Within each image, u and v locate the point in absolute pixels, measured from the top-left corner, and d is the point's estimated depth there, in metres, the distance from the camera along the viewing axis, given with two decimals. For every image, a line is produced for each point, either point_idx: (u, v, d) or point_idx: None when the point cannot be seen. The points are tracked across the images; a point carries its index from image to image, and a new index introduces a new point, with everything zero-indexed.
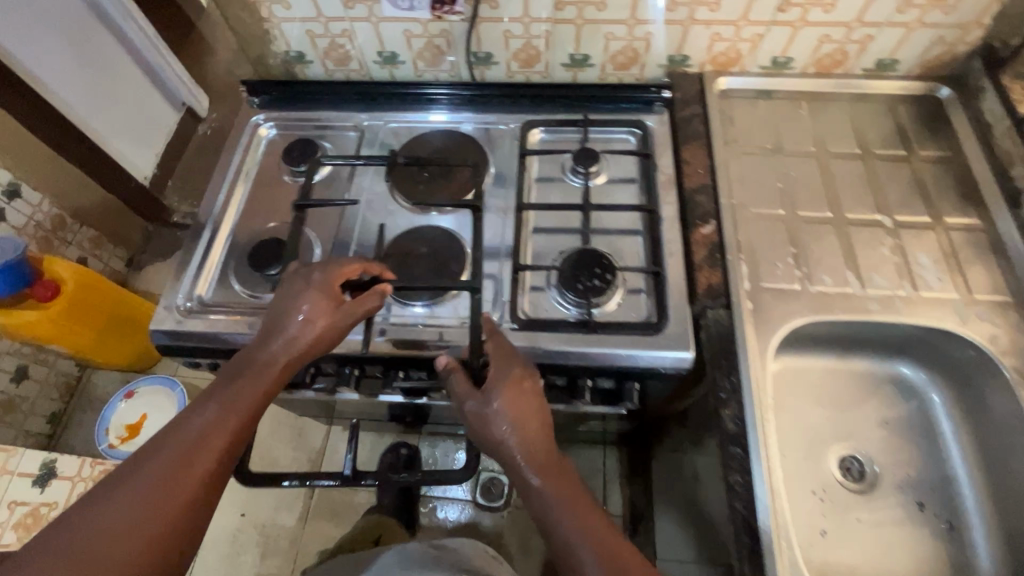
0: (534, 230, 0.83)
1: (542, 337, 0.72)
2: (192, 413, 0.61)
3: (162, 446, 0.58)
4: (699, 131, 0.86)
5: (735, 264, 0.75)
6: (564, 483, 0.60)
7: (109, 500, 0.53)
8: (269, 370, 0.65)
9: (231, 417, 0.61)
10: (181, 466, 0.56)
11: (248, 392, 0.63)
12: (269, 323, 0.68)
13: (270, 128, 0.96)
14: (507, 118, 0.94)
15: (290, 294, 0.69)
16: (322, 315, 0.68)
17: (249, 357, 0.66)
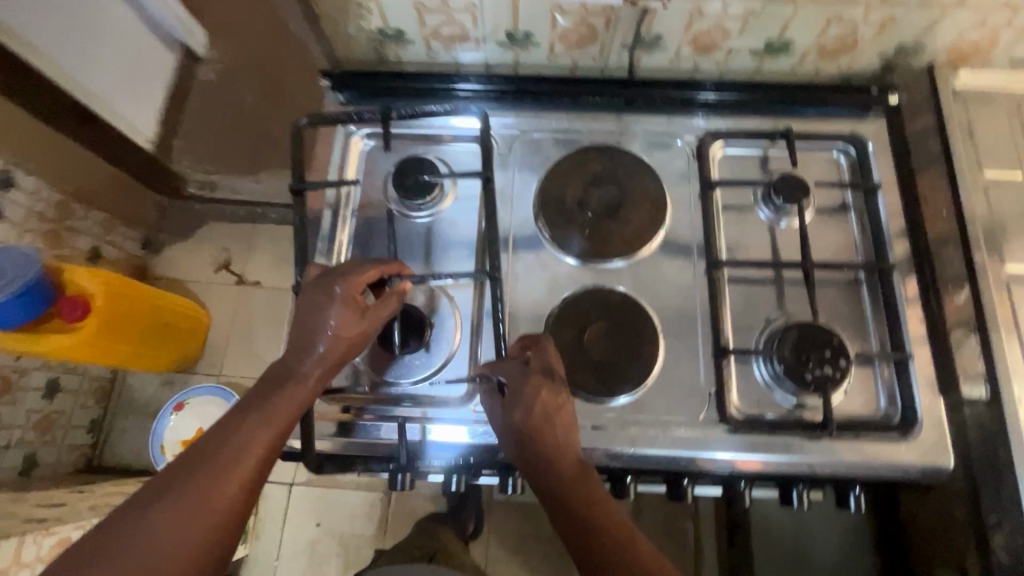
0: (728, 287, 0.66)
1: (765, 443, 0.59)
2: (217, 432, 0.51)
3: (183, 470, 0.47)
4: (934, 153, 0.68)
5: (1002, 345, 0.60)
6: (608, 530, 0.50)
7: (129, 531, 0.44)
8: (303, 386, 0.56)
9: (266, 437, 0.51)
10: (210, 496, 0.46)
11: (282, 410, 0.53)
12: (295, 334, 0.58)
13: (365, 139, 0.75)
14: (674, 125, 0.73)
15: (313, 303, 0.59)
16: (349, 326, 0.58)
17: (280, 369, 0.56)
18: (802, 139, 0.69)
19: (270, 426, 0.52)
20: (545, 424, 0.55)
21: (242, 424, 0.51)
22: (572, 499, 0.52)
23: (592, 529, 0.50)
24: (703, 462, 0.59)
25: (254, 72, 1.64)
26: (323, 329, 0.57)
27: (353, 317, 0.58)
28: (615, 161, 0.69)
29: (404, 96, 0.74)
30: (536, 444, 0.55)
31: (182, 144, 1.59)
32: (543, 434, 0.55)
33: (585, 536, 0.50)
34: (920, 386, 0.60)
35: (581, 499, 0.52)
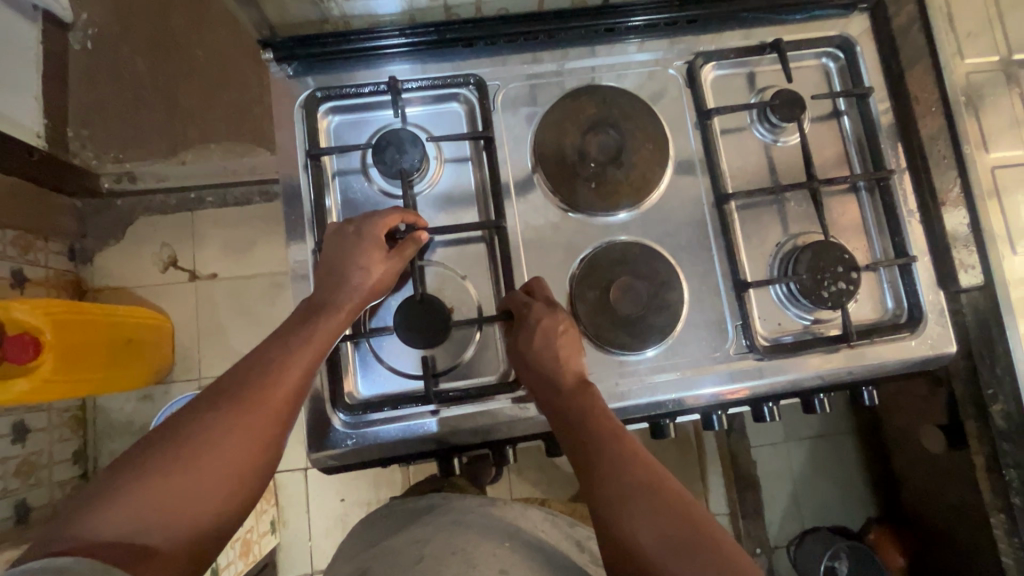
0: (737, 217, 0.66)
1: (791, 364, 0.62)
2: (256, 357, 0.52)
3: (225, 391, 0.48)
4: (920, 46, 0.67)
5: (989, 232, 0.64)
6: (597, 431, 0.52)
7: (184, 436, 0.45)
8: (336, 316, 0.55)
9: (303, 363, 0.52)
10: (251, 415, 0.47)
11: (317, 338, 0.53)
12: (325, 270, 0.57)
13: (328, 115, 0.66)
14: (662, 50, 0.68)
15: (340, 243, 0.58)
16: (378, 265, 0.58)
17: (313, 303, 0.56)
18: (794, 49, 0.66)
19: (307, 352, 0.52)
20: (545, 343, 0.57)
21: (279, 353, 0.52)
22: (566, 406, 0.54)
23: (583, 432, 0.52)
24: (690, 399, 0.62)
25: (142, 33, 1.40)
26: (352, 266, 0.57)
27: (378, 251, 0.58)
28: (609, 102, 0.65)
29: (363, 58, 0.66)
30: (534, 362, 0.57)
31: (81, 134, 1.38)
32: (541, 351, 0.57)
33: (574, 438, 0.52)
34: (923, 285, 0.63)
35: (575, 407, 0.54)
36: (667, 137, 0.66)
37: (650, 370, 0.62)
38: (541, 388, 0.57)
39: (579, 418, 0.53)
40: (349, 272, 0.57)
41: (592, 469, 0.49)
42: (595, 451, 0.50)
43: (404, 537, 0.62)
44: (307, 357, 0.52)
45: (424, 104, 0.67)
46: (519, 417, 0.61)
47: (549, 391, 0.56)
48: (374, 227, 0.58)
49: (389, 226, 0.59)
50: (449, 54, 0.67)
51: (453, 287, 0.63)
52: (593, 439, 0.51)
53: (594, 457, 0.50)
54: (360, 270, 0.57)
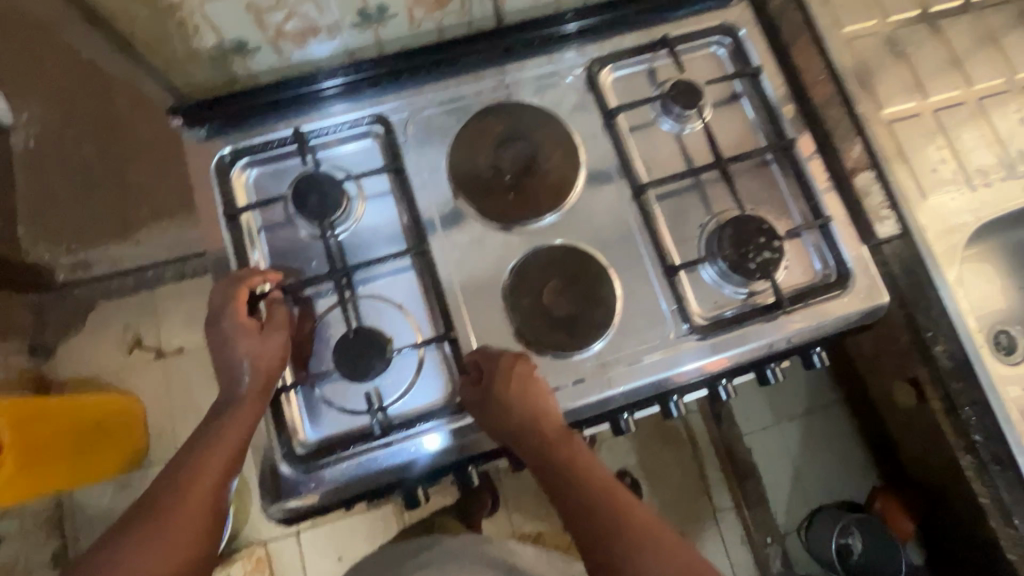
0: (657, 206, 0.68)
1: (733, 338, 0.63)
2: (174, 465, 0.54)
3: (147, 508, 0.51)
4: (800, 22, 0.71)
5: (897, 183, 0.67)
6: (599, 499, 0.52)
7: (111, 553, 0.48)
8: (248, 403, 0.56)
9: (219, 463, 0.54)
10: (170, 526, 0.50)
11: (229, 437, 0.55)
12: (218, 369, 0.58)
13: (246, 169, 0.66)
14: (560, 63, 0.71)
15: (217, 342, 0.59)
16: (261, 349, 0.58)
17: (225, 394, 0.57)
18: (682, 42, 0.70)
19: (221, 450, 0.54)
20: (525, 397, 0.57)
21: (200, 451, 0.54)
22: (560, 472, 0.54)
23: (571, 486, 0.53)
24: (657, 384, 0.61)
25: (83, 125, 1.42)
26: (236, 357, 0.57)
27: (251, 337, 0.58)
28: (515, 117, 0.67)
29: (274, 112, 0.68)
30: (511, 416, 0.56)
31: (30, 230, 1.39)
32: (518, 403, 0.56)
33: (578, 509, 0.52)
34: (845, 242, 0.65)
35: (572, 472, 0.54)
36: (577, 141, 0.68)
37: (603, 366, 0.61)
38: (528, 447, 0.55)
39: (577, 484, 0.53)
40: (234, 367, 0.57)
41: (604, 548, 0.50)
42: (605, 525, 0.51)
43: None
44: (226, 451, 0.54)
45: (340, 145, 0.68)
46: (474, 438, 0.60)
47: (530, 445, 0.55)
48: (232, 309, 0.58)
49: (243, 302, 0.59)
50: (358, 94, 0.69)
51: (389, 318, 0.64)
52: (599, 512, 0.52)
53: (590, 516, 0.52)
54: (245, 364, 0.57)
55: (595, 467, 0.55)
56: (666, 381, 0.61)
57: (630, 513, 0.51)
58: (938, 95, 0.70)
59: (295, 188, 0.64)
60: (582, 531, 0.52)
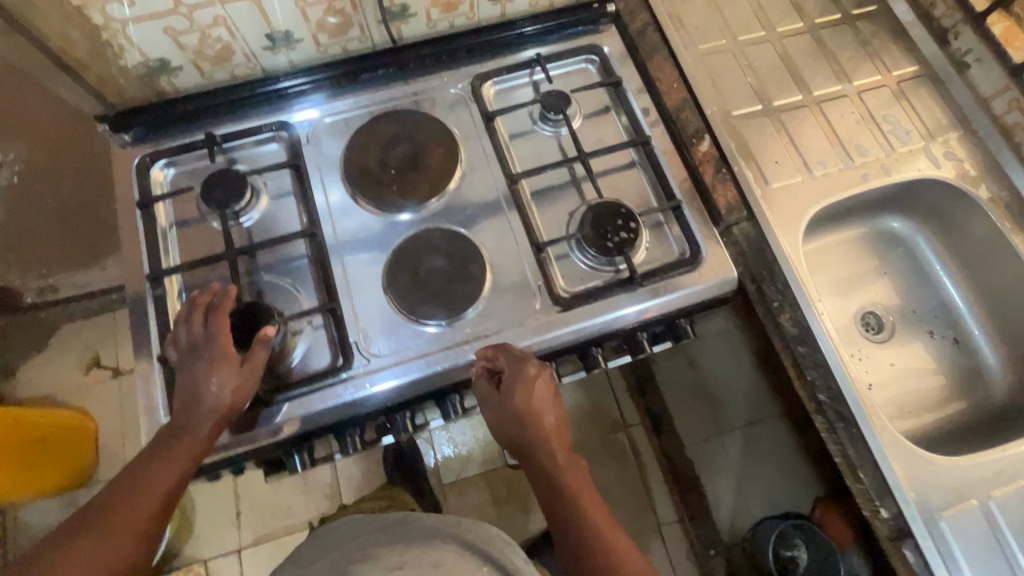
0: (532, 197, 0.76)
1: (594, 309, 0.68)
2: (132, 476, 0.56)
3: (98, 512, 0.54)
4: (657, 41, 0.82)
5: (742, 173, 0.75)
6: (598, 531, 0.57)
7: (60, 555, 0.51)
8: (203, 432, 0.58)
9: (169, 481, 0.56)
10: (119, 538, 0.53)
11: (180, 460, 0.57)
12: (185, 386, 0.59)
13: (164, 168, 0.75)
14: (450, 79, 0.81)
15: (195, 363, 0.59)
16: (229, 381, 0.58)
17: (182, 416, 0.58)
18: (554, 60, 0.80)
19: (171, 470, 0.56)
20: (538, 408, 0.62)
21: (153, 467, 0.56)
22: (557, 483, 0.60)
23: (566, 500, 0.59)
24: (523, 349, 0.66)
25: None
26: (211, 383, 0.58)
27: (232, 369, 0.59)
28: (403, 122, 0.76)
29: (191, 120, 0.77)
30: (525, 422, 0.61)
31: None
32: (534, 411, 0.61)
33: (567, 521, 0.58)
34: (696, 224, 0.72)
35: (574, 501, 0.59)
36: (460, 144, 0.77)
37: (473, 335, 0.67)
38: (535, 452, 0.61)
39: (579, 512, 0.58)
40: (207, 396, 0.58)
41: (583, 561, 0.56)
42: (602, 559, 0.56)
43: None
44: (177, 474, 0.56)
45: (247, 149, 0.77)
46: (348, 405, 0.64)
47: (536, 451, 0.61)
48: (219, 335, 0.60)
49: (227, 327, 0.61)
50: (269, 106, 0.78)
51: (283, 296, 0.70)
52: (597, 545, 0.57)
53: (577, 530, 0.58)
54: (216, 392, 0.58)
55: (596, 504, 0.60)
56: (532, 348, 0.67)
57: (613, 537, 0.57)
58: (780, 101, 0.80)
59: (206, 183, 0.72)
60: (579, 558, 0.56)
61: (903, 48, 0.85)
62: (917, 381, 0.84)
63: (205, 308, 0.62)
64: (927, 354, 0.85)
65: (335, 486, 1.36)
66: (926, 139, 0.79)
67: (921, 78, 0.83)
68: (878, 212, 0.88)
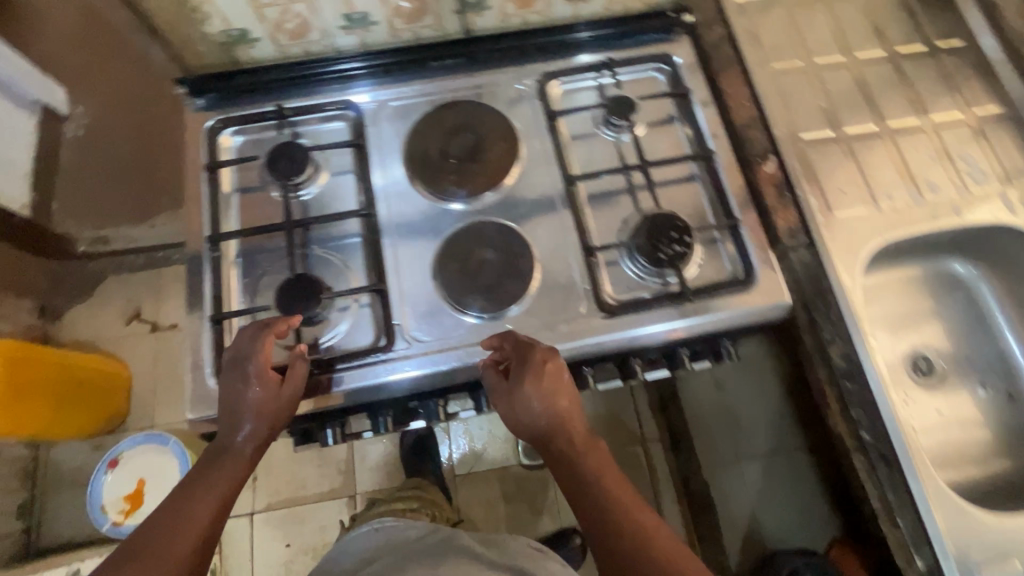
0: (587, 201, 0.75)
1: (639, 320, 0.68)
2: (167, 509, 0.56)
3: (139, 542, 0.54)
4: (730, 56, 0.80)
5: (805, 198, 0.73)
6: (627, 520, 0.56)
7: None
8: (243, 458, 0.60)
9: (212, 508, 0.57)
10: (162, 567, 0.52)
11: (222, 482, 0.59)
12: (223, 407, 0.61)
13: (232, 134, 0.77)
14: (517, 74, 0.81)
15: (229, 381, 0.60)
16: (266, 403, 0.60)
17: (220, 445, 0.60)
18: (624, 65, 0.80)
19: (213, 497, 0.58)
20: (553, 394, 0.60)
21: (193, 496, 0.57)
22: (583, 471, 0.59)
23: (592, 490, 0.58)
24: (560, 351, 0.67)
25: (123, 119, 1.62)
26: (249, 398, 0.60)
27: (271, 386, 0.61)
28: (468, 112, 0.76)
29: (262, 91, 0.79)
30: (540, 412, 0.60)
31: (62, 205, 1.55)
32: (547, 399, 0.59)
33: (596, 511, 0.57)
34: (753, 245, 0.71)
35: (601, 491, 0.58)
36: (523, 142, 0.77)
37: (517, 329, 0.67)
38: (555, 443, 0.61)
39: (609, 504, 0.57)
40: (247, 413, 0.60)
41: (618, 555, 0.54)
42: (634, 550, 0.54)
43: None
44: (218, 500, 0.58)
45: (313, 124, 0.78)
46: (387, 386, 0.65)
47: (555, 440, 0.61)
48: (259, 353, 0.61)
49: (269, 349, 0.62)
50: (338, 84, 0.79)
51: (334, 272, 0.71)
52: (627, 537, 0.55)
53: (609, 523, 0.56)
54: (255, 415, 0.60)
55: (624, 488, 0.59)
56: (574, 352, 0.67)
57: (645, 527, 0.56)
58: (852, 128, 0.78)
59: (272, 153, 0.74)
60: (612, 551, 0.55)
61: (987, 85, 0.81)
62: (962, 432, 0.81)
63: (261, 325, 0.62)
64: (976, 405, 0.82)
65: (350, 463, 1.38)
66: (1004, 183, 0.76)
67: (1005, 119, 0.80)
68: (943, 252, 0.85)
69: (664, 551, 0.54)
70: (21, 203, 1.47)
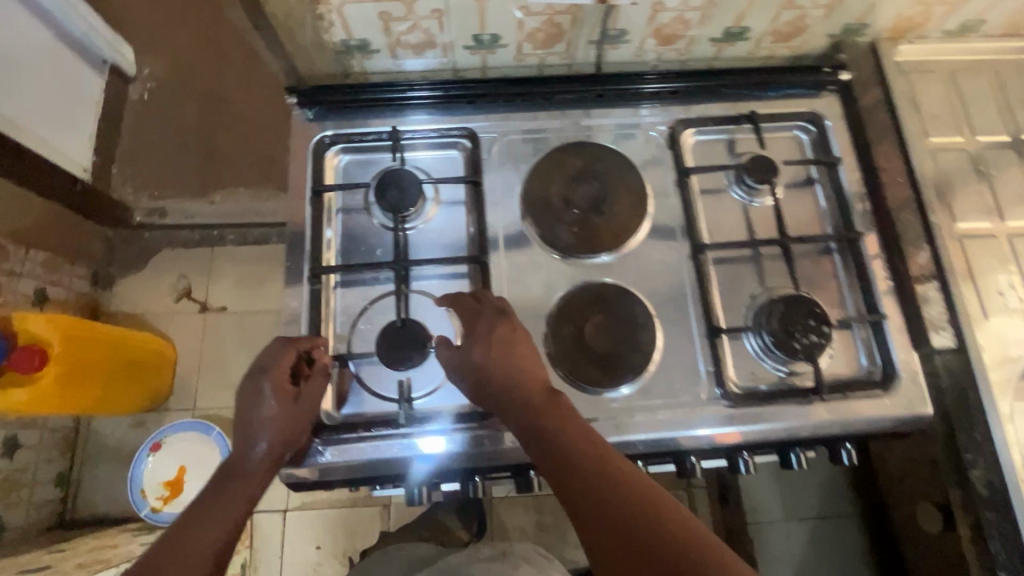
0: (714, 269, 0.69)
1: (763, 416, 0.62)
2: (163, 548, 0.49)
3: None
4: (885, 124, 0.73)
5: (960, 297, 0.66)
6: (594, 473, 0.47)
7: None
8: (257, 478, 0.55)
9: (218, 538, 0.50)
10: None
11: (232, 506, 0.52)
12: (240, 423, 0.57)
13: (339, 153, 0.72)
14: (648, 117, 0.75)
15: (246, 392, 0.58)
16: (284, 417, 0.57)
17: (231, 465, 0.55)
18: (767, 121, 0.73)
19: (220, 526, 0.51)
20: (505, 352, 0.57)
21: (193, 527, 0.50)
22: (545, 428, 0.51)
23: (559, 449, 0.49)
24: (676, 441, 0.61)
25: (189, 87, 1.58)
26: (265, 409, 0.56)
27: (287, 393, 0.58)
28: (595, 156, 0.71)
29: (373, 108, 0.73)
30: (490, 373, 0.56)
31: (121, 170, 1.51)
32: (499, 357, 0.56)
33: (567, 473, 0.48)
34: (896, 343, 0.65)
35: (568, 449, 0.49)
36: (651, 197, 0.71)
37: (633, 408, 0.62)
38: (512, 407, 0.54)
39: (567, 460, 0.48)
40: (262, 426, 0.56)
41: (595, 523, 0.44)
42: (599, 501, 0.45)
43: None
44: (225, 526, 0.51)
45: (425, 151, 0.73)
46: (485, 454, 0.61)
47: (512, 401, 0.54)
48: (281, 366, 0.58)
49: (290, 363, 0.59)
50: (455, 108, 0.74)
51: (437, 319, 0.66)
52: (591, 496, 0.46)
53: (579, 487, 0.46)
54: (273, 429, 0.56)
55: (598, 446, 0.49)
56: (693, 442, 0.61)
57: (626, 484, 0.46)
58: (1015, 221, 0.70)
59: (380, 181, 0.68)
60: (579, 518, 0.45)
61: None
62: None
63: (282, 342, 0.60)
64: None
65: None
66: None
67: None
68: None
69: (645, 501, 0.45)
70: (84, 167, 1.42)
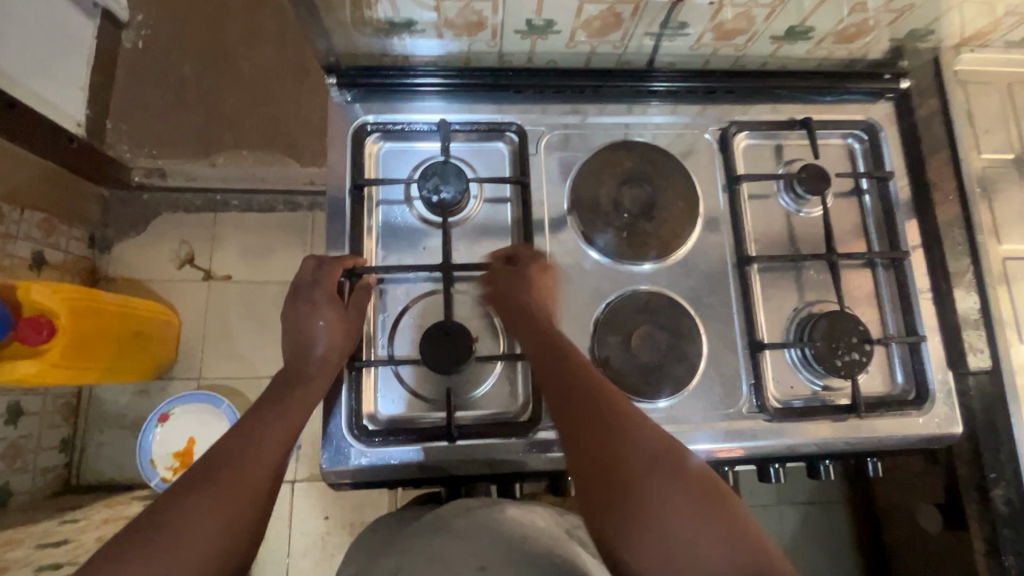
0: (758, 282, 0.69)
1: (801, 431, 0.63)
2: (250, 424, 0.56)
3: (225, 453, 0.52)
4: (939, 137, 0.72)
5: (998, 318, 0.67)
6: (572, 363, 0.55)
7: (188, 511, 0.47)
8: (311, 385, 0.59)
9: (280, 433, 0.56)
10: (240, 479, 0.50)
11: (298, 406, 0.58)
12: (293, 343, 0.61)
13: (378, 140, 0.70)
14: (701, 118, 0.73)
15: (298, 310, 0.62)
16: (334, 319, 0.61)
17: (291, 370, 0.60)
18: (820, 127, 0.71)
19: (296, 413, 0.58)
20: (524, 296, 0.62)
21: (270, 410, 0.57)
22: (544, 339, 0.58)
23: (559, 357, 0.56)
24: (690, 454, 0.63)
25: (186, 39, 1.48)
26: (315, 340, 0.60)
27: (334, 312, 0.62)
28: (646, 158, 0.69)
29: (420, 93, 0.70)
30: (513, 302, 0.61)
31: (116, 125, 1.43)
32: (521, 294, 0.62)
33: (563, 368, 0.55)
34: (932, 363, 0.66)
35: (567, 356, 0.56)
36: (700, 207, 0.70)
37: (674, 420, 0.63)
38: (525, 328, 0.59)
39: (565, 372, 0.54)
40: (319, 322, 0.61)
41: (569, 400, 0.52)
42: (590, 424, 0.50)
43: (420, 537, 0.54)
44: (293, 419, 0.57)
45: (468, 141, 0.71)
46: (526, 457, 0.62)
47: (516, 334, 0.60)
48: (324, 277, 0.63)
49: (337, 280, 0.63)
50: (498, 96, 0.71)
51: (479, 319, 0.66)
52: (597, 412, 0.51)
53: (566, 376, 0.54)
54: (318, 325, 0.61)
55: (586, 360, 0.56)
56: (729, 454, 0.63)
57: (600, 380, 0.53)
58: None
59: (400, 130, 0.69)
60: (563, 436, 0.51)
61: None
62: None
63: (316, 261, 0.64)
64: None
65: None
66: None
67: None
68: None
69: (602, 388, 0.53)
70: (77, 121, 1.33)
